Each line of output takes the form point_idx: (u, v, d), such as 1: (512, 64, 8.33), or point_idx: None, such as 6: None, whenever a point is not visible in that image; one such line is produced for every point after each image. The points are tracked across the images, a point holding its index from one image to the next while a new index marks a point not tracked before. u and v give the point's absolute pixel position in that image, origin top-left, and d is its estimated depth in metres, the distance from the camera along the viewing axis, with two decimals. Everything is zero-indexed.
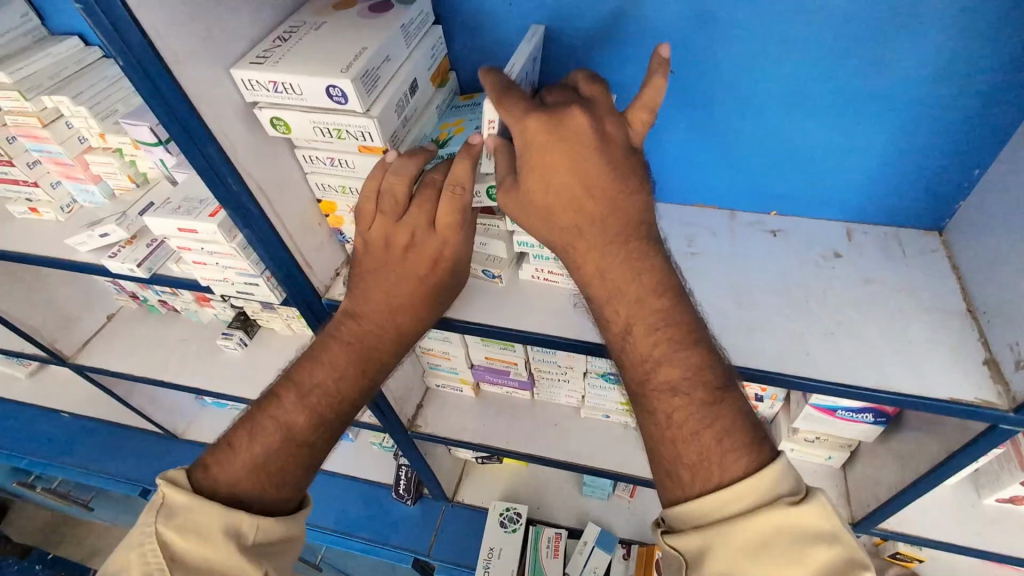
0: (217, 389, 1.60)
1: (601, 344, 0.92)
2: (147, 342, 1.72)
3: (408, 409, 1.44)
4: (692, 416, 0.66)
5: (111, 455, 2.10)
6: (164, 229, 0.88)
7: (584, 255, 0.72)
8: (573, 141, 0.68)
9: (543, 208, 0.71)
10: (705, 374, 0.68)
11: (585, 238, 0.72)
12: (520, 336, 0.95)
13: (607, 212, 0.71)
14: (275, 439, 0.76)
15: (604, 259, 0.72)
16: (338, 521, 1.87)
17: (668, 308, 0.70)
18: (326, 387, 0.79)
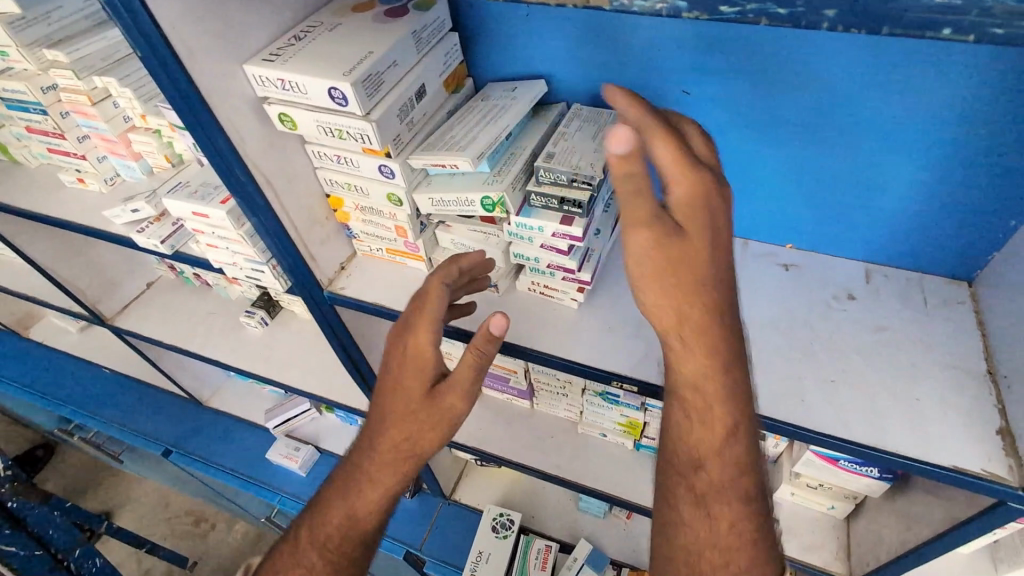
0: (235, 363, 1.67)
1: (588, 365, 0.91)
2: (179, 311, 1.81)
3: None
4: (704, 519, 0.70)
5: (140, 414, 2.22)
6: (181, 212, 0.93)
7: (690, 312, 0.63)
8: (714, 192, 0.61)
9: (667, 265, 0.61)
10: (722, 458, 0.68)
11: (699, 298, 0.62)
12: (518, 351, 0.94)
13: (711, 266, 0.62)
14: (322, 559, 0.88)
15: (703, 320, 0.64)
16: None
17: (721, 376, 0.66)
18: (359, 508, 0.89)
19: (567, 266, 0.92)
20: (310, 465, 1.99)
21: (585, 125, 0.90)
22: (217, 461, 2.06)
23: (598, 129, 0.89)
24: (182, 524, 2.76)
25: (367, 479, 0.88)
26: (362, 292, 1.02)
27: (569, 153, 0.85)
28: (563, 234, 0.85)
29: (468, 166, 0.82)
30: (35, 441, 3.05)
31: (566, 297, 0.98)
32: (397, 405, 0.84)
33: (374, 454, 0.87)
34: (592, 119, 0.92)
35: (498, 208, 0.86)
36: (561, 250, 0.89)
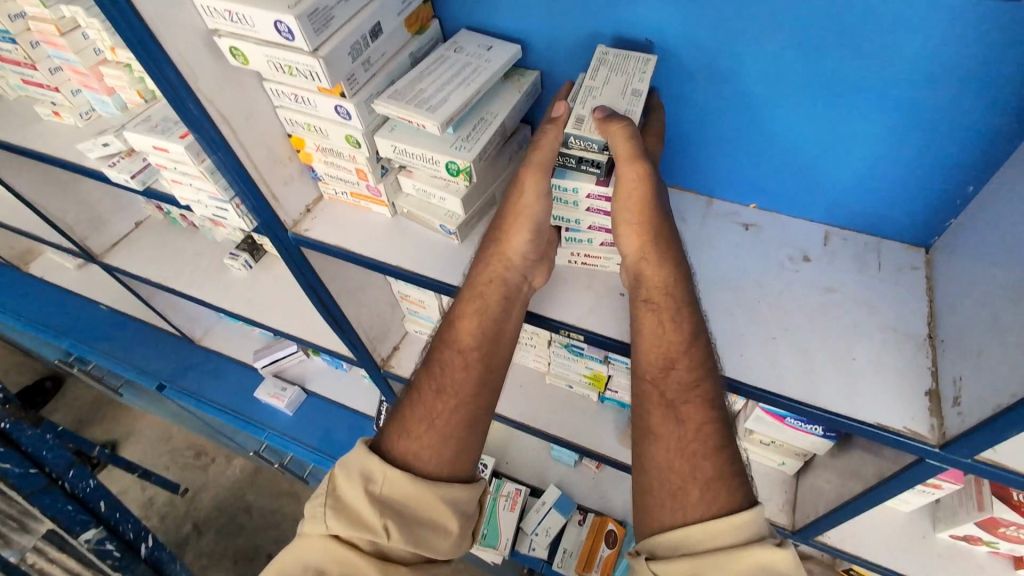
0: (219, 303, 1.70)
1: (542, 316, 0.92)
2: (166, 251, 1.84)
3: (383, 348, 1.48)
4: (660, 354, 0.78)
5: (134, 349, 2.29)
6: (143, 146, 0.96)
7: (632, 226, 0.82)
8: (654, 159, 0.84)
9: (632, 209, 0.81)
10: (666, 296, 0.81)
11: (645, 218, 0.81)
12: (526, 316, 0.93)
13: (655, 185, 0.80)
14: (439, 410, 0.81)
15: (645, 224, 0.81)
16: (322, 441, 2.00)
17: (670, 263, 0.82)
18: (465, 345, 0.85)
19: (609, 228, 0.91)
20: (297, 404, 2.06)
21: (608, 72, 0.84)
22: (207, 397, 2.12)
23: (627, 82, 0.82)
24: (183, 456, 2.90)
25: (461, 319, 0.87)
26: (326, 234, 1.03)
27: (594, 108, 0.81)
28: (598, 194, 0.85)
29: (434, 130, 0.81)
30: (44, 373, 3.18)
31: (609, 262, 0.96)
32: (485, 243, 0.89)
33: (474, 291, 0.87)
34: (615, 67, 0.84)
35: (462, 175, 0.88)
36: (608, 212, 0.88)
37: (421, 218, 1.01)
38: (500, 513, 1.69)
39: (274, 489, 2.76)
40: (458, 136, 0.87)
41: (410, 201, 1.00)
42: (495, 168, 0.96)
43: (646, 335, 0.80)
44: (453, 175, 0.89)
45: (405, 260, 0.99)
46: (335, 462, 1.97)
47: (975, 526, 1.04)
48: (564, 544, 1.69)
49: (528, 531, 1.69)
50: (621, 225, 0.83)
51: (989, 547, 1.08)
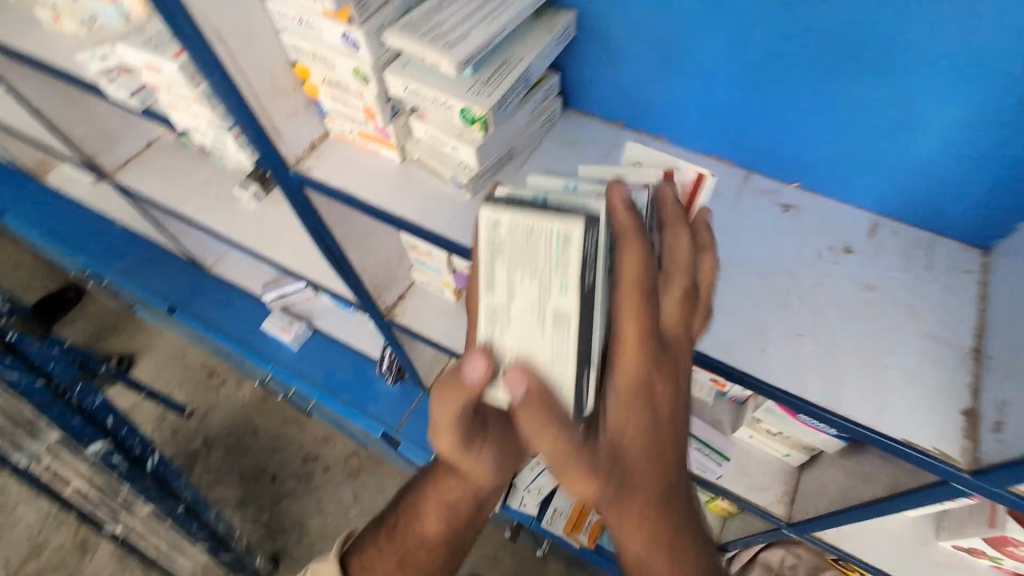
0: (225, 234, 1.66)
1: None
2: (175, 175, 1.79)
3: (388, 296, 1.45)
4: (646, 541, 0.62)
5: (146, 269, 2.29)
6: (136, 62, 0.88)
7: (623, 407, 0.59)
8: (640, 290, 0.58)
9: (627, 403, 0.59)
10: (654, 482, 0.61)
11: (645, 397, 0.59)
12: None
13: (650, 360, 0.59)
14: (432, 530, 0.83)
15: (636, 413, 0.59)
16: (325, 378, 2.01)
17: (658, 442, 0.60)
18: (445, 516, 0.81)
19: None
20: (303, 340, 2.06)
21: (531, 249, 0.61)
22: (216, 323, 2.13)
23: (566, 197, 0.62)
24: (195, 376, 2.99)
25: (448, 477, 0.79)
26: (329, 175, 0.96)
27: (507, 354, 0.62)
28: None
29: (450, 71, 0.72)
30: (64, 283, 3.25)
31: None
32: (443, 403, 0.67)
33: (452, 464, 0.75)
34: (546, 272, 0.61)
35: (479, 124, 0.81)
36: None
37: (431, 166, 0.94)
38: None
39: (280, 415, 2.84)
40: (476, 80, 0.79)
41: (420, 147, 0.93)
42: (513, 118, 0.88)
43: (629, 524, 0.61)
44: (468, 124, 0.81)
45: (411, 210, 0.92)
46: (336, 400, 1.98)
47: (982, 541, 1.00)
48: (554, 503, 1.69)
49: (520, 487, 1.70)
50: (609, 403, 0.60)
51: (992, 562, 1.04)
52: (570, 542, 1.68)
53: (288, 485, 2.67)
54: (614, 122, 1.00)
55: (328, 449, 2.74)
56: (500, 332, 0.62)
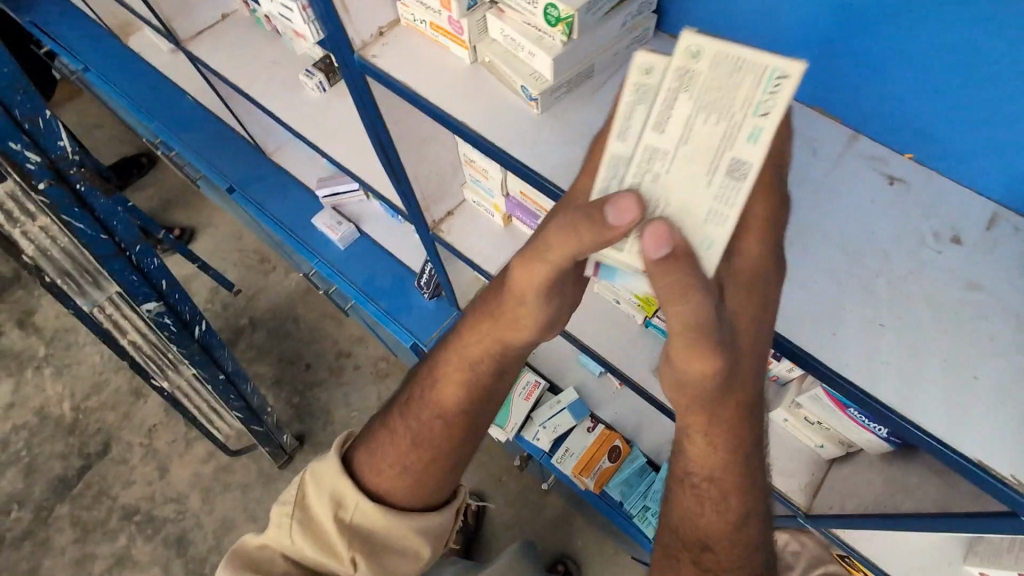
0: (286, 121, 1.64)
1: None
2: (246, 53, 1.76)
3: (437, 211, 1.41)
4: (708, 437, 0.69)
5: (211, 146, 2.33)
6: None
7: (739, 290, 0.61)
8: (767, 188, 0.60)
9: (746, 282, 0.60)
10: (749, 393, 0.65)
11: (760, 289, 0.61)
12: None
13: (762, 254, 0.61)
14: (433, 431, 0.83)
15: (753, 299, 0.61)
16: (366, 282, 2.03)
17: (757, 335, 0.63)
18: (444, 410, 0.83)
19: None
20: (348, 241, 2.07)
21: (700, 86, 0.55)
22: (270, 211, 2.17)
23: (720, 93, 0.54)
24: (249, 259, 3.12)
25: (448, 379, 0.83)
26: (393, 67, 0.89)
27: (652, 201, 0.57)
28: None
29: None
30: (140, 149, 3.39)
31: None
32: (489, 315, 0.77)
33: (465, 356, 0.82)
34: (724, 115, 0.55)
35: (560, 26, 0.74)
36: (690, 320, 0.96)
37: (502, 72, 0.85)
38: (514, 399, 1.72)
39: (322, 310, 2.96)
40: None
41: (494, 49, 0.85)
42: (600, 29, 0.78)
43: (705, 418, 0.67)
44: (546, 27, 0.76)
45: (471, 118, 0.85)
46: (372, 305, 2.02)
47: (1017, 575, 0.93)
48: (567, 444, 1.70)
49: (537, 422, 1.71)
50: (725, 282, 0.61)
51: None
52: (577, 483, 1.70)
53: (321, 375, 2.82)
54: (710, 54, 0.86)
55: (361, 350, 2.86)
56: (648, 176, 0.58)
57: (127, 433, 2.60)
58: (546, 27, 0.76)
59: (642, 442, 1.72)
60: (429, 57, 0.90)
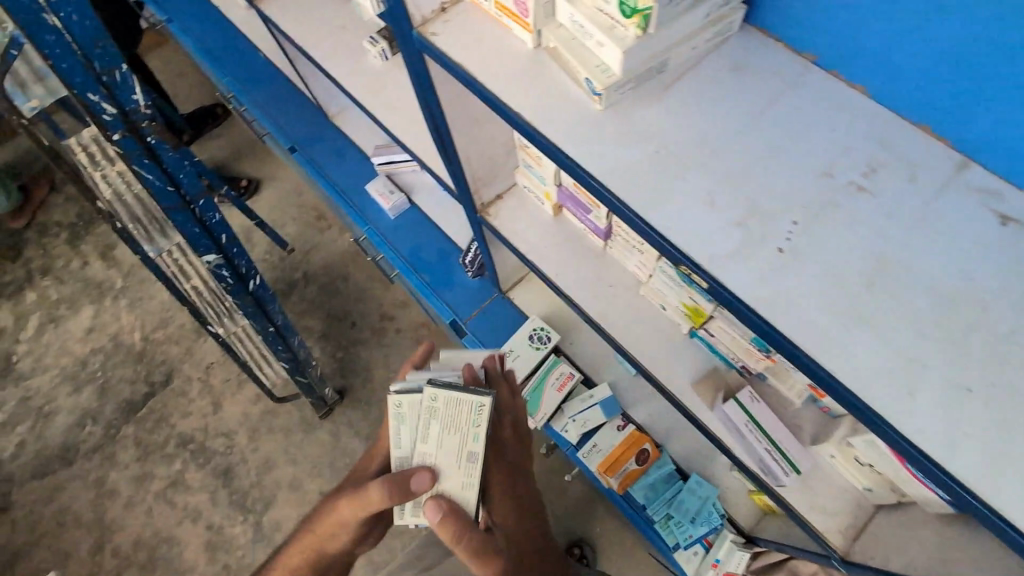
0: (347, 88, 1.63)
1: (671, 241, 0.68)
2: (314, 14, 1.75)
3: (486, 193, 1.37)
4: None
5: (277, 104, 2.37)
6: None
7: (499, 500, 1.00)
8: (501, 461, 1.02)
9: (489, 551, 0.91)
10: (533, 555, 1.02)
11: (516, 489, 1.03)
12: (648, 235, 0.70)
13: (510, 487, 1.01)
14: (310, 544, 1.03)
15: (518, 488, 1.03)
16: (412, 254, 2.03)
17: (511, 540, 0.98)
18: (328, 548, 1.03)
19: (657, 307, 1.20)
20: (399, 211, 2.09)
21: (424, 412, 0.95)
22: (327, 173, 2.20)
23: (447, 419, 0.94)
24: (306, 216, 3.21)
25: (326, 524, 1.01)
26: (451, 46, 0.84)
27: (428, 459, 0.94)
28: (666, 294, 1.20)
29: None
30: (214, 100, 3.51)
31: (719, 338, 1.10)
32: (335, 506, 1.00)
33: (301, 547, 1.05)
34: (449, 414, 0.94)
35: (636, 17, 0.67)
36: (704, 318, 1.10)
37: (566, 61, 0.79)
38: (546, 389, 1.70)
39: (371, 272, 3.03)
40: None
41: (559, 35, 0.78)
42: (682, 18, 0.71)
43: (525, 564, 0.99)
44: (620, 16, 0.69)
45: (527, 107, 0.78)
46: (416, 277, 2.01)
47: None
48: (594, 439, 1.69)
49: (566, 414, 1.69)
50: (498, 500, 1.00)
51: None
52: (599, 479, 1.67)
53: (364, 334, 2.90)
54: (804, 54, 0.78)
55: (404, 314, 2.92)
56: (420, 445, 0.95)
57: (187, 368, 2.79)
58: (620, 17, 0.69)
59: (671, 446, 1.67)
60: (490, 38, 0.84)
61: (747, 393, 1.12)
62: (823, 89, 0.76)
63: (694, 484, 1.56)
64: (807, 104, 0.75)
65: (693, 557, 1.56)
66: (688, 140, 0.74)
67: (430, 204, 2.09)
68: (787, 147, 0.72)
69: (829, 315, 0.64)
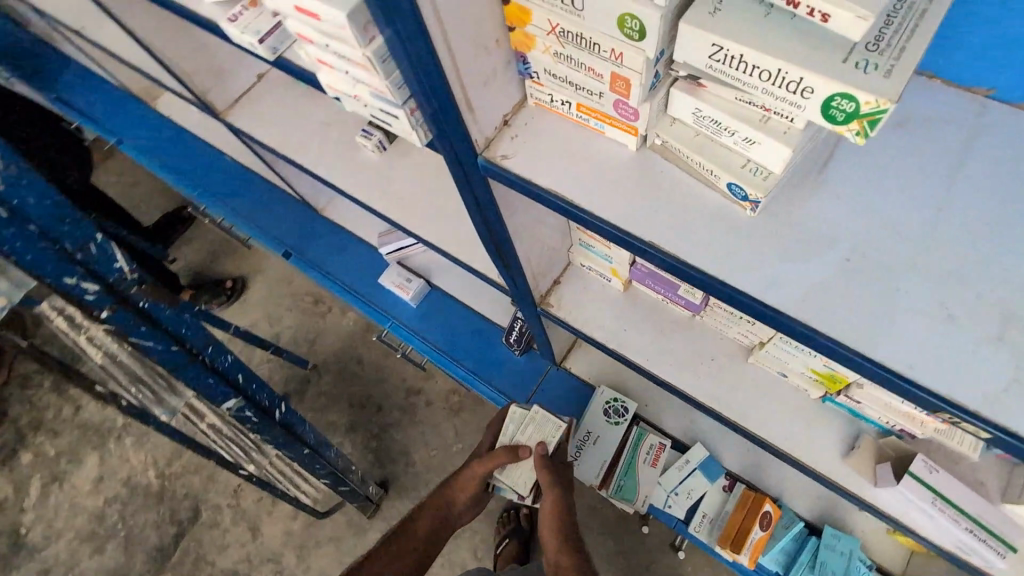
0: (347, 189, 1.43)
1: (922, 384, 0.54)
2: (290, 113, 1.54)
3: (543, 281, 1.18)
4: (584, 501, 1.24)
5: (258, 208, 2.17)
6: (279, 3, 0.60)
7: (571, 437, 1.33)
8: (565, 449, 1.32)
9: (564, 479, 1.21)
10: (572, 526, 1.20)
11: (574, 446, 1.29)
12: (887, 379, 0.55)
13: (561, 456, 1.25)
14: (415, 550, 1.28)
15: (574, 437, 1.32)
16: (446, 341, 1.84)
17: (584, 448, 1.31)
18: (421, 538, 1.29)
19: (656, 458, 1.52)
20: (421, 297, 1.89)
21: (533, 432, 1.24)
22: (333, 273, 2.00)
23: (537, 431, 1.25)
24: None
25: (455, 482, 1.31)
26: (532, 169, 0.68)
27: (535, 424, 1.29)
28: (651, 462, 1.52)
29: (850, 26, 0.43)
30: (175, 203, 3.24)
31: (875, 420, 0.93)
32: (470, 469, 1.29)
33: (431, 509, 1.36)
34: (539, 422, 1.25)
35: (856, 122, 0.46)
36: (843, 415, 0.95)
37: (690, 162, 0.64)
38: (638, 466, 1.52)
39: None
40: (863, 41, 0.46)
41: (675, 132, 0.63)
42: None
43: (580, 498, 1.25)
44: (814, 118, 0.48)
45: (661, 234, 0.63)
46: (458, 367, 1.82)
47: None
48: (703, 508, 1.50)
49: (667, 488, 1.50)
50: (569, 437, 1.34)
51: None
52: (720, 552, 1.47)
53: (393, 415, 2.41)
54: (975, 89, 0.64)
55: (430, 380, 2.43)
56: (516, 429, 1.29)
57: (213, 497, 2.30)
58: (822, 122, 0.48)
59: (788, 498, 1.46)
60: (576, 148, 0.69)
61: (920, 463, 0.93)
62: (1017, 129, 0.61)
63: (831, 539, 1.37)
64: (1011, 156, 0.60)
65: None
66: (884, 237, 0.59)
67: (451, 281, 1.89)
68: (1014, 222, 0.57)
69: None
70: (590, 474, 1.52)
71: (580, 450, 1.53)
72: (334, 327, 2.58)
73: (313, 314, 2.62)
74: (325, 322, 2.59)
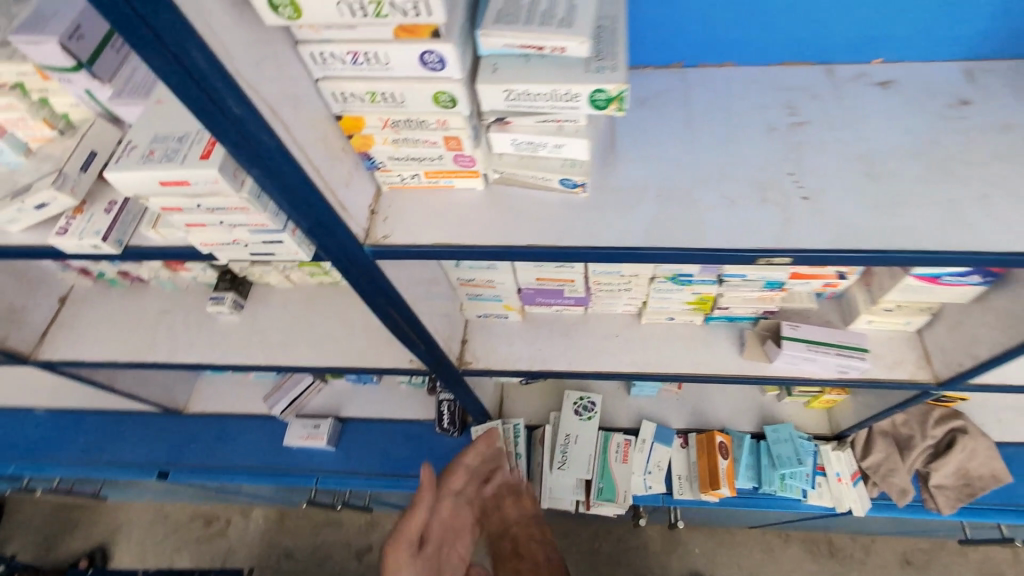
0: (222, 360, 1.36)
1: (742, 250, 0.74)
2: (121, 319, 1.44)
3: (454, 346, 1.29)
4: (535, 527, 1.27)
5: (109, 443, 1.88)
6: (139, 188, 0.64)
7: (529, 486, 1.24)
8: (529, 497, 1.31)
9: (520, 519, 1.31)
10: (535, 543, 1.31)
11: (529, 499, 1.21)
12: (716, 256, 0.74)
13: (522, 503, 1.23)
14: None
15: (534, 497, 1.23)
16: (381, 464, 1.76)
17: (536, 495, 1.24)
18: None
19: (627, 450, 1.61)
20: (337, 437, 1.80)
21: None
22: (228, 463, 1.81)
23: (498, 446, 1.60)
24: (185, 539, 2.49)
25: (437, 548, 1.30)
26: (415, 235, 0.80)
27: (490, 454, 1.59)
28: (624, 454, 1.60)
29: (579, 49, 0.63)
30: None
31: (745, 306, 1.22)
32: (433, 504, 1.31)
33: None
34: (489, 435, 1.62)
35: (614, 103, 0.66)
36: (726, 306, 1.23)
37: (521, 179, 0.82)
38: (612, 466, 1.58)
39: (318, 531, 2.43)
40: (592, 57, 0.68)
41: (506, 162, 0.80)
42: None
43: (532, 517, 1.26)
44: (590, 111, 0.68)
45: (535, 237, 0.78)
46: (407, 481, 1.74)
47: None
48: (676, 471, 1.63)
49: (639, 472, 1.62)
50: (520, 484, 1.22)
51: None
52: (709, 500, 1.59)
53: None
54: (671, 66, 0.95)
55: (377, 530, 2.20)
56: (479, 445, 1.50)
57: None
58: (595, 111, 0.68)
59: (730, 423, 1.68)
60: (441, 206, 0.83)
61: (785, 327, 1.20)
62: (706, 79, 0.93)
63: (776, 435, 1.59)
64: (710, 96, 0.91)
65: (823, 491, 1.58)
66: (673, 170, 0.82)
67: (360, 405, 1.85)
68: (734, 130, 0.86)
69: (872, 213, 0.75)
70: (569, 494, 1.55)
71: (565, 454, 1.58)
72: (243, 538, 2.23)
73: (207, 541, 2.24)
74: (229, 539, 2.24)
